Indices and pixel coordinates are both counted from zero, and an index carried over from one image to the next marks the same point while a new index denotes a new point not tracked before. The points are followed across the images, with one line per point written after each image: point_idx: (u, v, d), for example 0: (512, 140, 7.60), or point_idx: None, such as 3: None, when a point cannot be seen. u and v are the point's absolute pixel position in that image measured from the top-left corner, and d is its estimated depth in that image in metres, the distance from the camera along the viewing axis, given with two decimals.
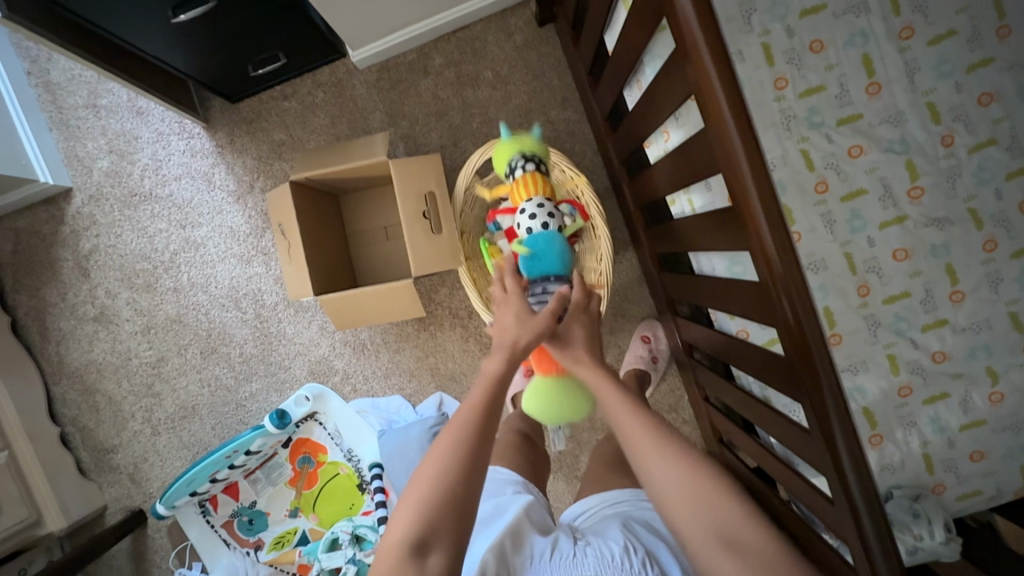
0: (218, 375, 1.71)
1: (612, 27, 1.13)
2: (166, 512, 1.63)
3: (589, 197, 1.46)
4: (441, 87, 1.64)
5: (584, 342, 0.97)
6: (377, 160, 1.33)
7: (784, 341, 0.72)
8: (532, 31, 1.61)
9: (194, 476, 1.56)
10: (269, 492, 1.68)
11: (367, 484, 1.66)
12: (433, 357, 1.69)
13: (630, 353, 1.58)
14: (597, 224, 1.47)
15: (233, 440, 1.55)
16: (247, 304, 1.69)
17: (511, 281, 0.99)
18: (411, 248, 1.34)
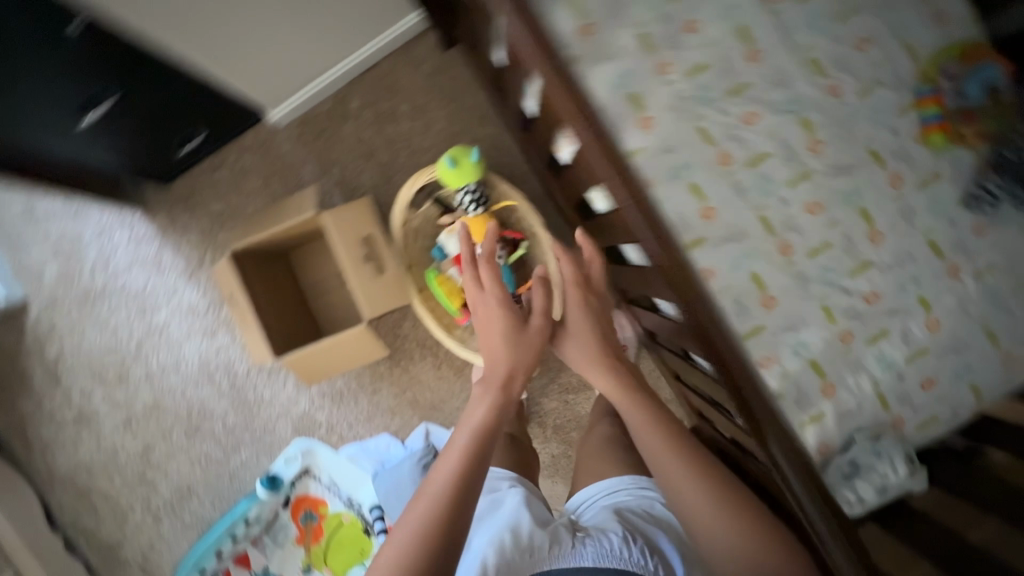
0: (207, 451, 1.72)
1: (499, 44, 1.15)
2: None
3: (525, 207, 1.48)
4: (364, 128, 1.66)
5: (593, 340, 0.97)
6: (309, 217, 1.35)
7: None
8: (440, 56, 1.64)
9: (199, 555, 1.61)
10: (279, 555, 1.67)
11: (372, 527, 1.65)
12: (411, 389, 1.71)
13: None
14: (538, 231, 1.49)
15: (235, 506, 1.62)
16: (220, 376, 1.71)
17: (485, 272, 0.92)
18: (360, 292, 1.37)
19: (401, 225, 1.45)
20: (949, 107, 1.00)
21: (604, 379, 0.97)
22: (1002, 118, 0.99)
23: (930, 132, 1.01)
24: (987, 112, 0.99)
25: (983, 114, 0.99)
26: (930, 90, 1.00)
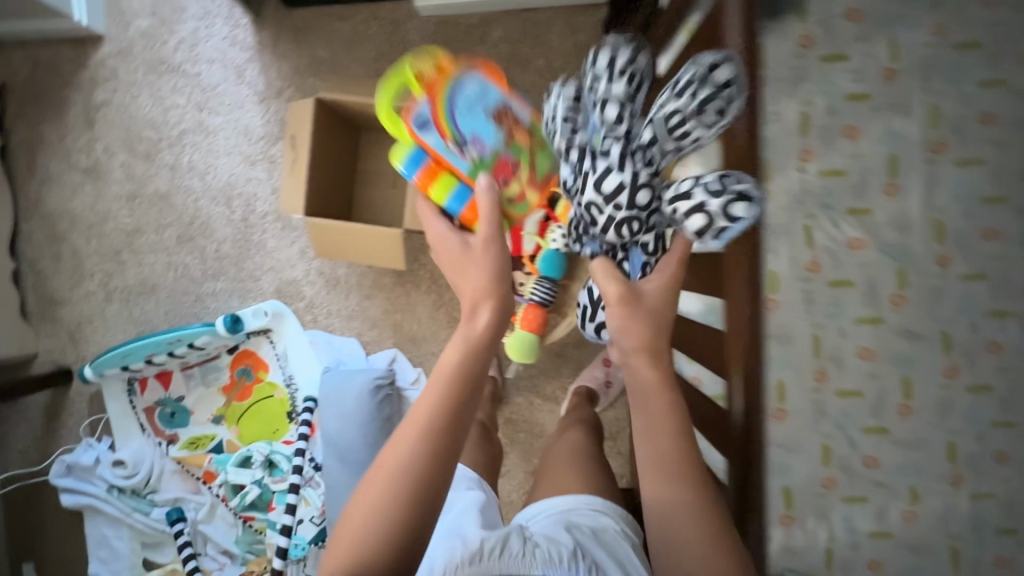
0: (187, 264, 1.70)
1: (670, 52, 1.12)
2: (91, 378, 1.59)
3: None
4: (494, 59, 1.61)
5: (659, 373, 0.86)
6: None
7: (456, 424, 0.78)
8: (599, 33, 1.59)
9: (132, 351, 1.53)
10: (199, 392, 1.69)
11: (296, 415, 1.67)
12: (400, 314, 1.68)
13: (587, 372, 1.62)
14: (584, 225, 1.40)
15: (175, 332, 1.50)
16: (237, 204, 1.68)
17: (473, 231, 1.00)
18: (413, 201, 1.33)
19: None
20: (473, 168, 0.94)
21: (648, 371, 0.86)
22: (519, 144, 0.98)
23: (463, 218, 0.96)
24: (497, 150, 0.95)
25: (492, 146, 0.94)
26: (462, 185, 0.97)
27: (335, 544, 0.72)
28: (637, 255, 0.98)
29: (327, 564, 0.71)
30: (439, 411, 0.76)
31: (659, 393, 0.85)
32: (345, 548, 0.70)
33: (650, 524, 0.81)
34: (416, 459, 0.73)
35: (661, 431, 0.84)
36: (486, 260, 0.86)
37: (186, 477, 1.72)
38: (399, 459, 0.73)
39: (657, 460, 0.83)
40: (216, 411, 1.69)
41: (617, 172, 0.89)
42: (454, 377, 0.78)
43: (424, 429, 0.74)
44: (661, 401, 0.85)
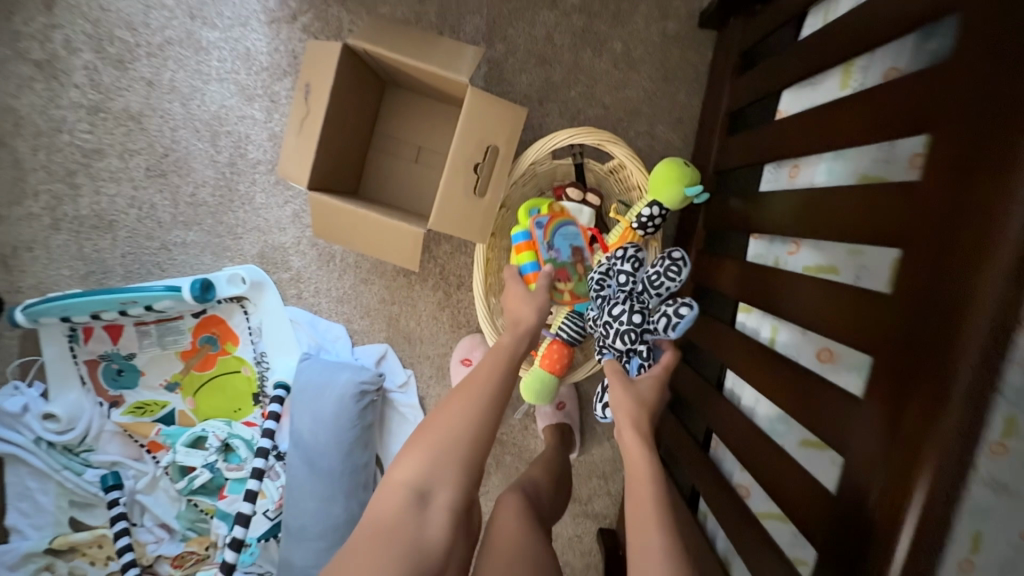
0: (155, 204, 1.43)
1: (803, 90, 0.90)
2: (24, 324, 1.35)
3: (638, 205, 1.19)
4: (561, 31, 1.35)
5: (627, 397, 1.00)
6: (469, 90, 1.08)
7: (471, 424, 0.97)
8: (688, 27, 1.34)
9: (74, 304, 1.29)
10: (153, 354, 1.47)
11: (264, 398, 1.49)
12: (398, 307, 1.47)
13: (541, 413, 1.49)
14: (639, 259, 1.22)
15: (130, 292, 1.27)
16: (225, 143, 1.40)
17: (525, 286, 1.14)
18: (441, 197, 1.10)
19: (525, 160, 1.20)
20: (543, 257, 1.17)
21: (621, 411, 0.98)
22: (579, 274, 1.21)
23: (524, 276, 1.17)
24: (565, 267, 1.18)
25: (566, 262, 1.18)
26: (532, 260, 1.17)
27: (407, 455, 0.97)
28: (634, 358, 1.09)
29: (397, 473, 0.95)
30: (490, 378, 1.01)
31: (633, 447, 0.93)
32: (418, 455, 0.95)
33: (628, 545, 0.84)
34: (469, 410, 0.97)
35: (642, 497, 0.86)
36: (530, 302, 1.10)
37: (128, 442, 1.52)
38: (457, 410, 0.98)
39: (638, 519, 0.85)
40: (169, 378, 1.48)
41: (619, 314, 1.06)
42: (505, 361, 1.04)
43: (456, 414, 0.97)
44: (642, 465, 0.90)
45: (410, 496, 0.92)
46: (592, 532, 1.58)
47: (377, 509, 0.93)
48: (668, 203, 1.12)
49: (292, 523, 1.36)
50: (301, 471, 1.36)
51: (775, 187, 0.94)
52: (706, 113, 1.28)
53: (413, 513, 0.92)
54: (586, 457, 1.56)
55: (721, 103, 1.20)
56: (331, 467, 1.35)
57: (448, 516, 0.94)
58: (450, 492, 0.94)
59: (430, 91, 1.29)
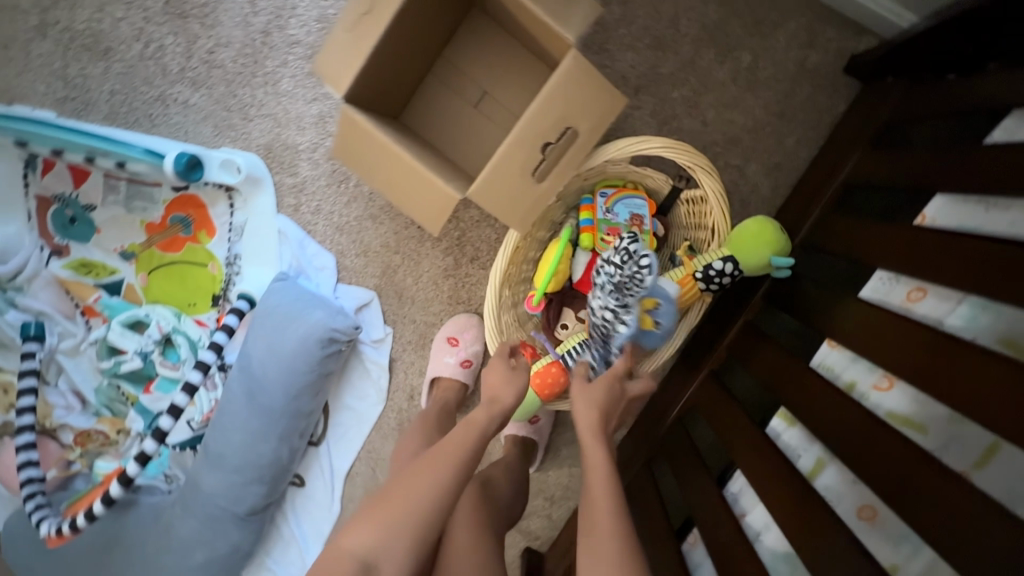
0: (164, 45, 1.21)
1: (965, 208, 0.74)
2: None
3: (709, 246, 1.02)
4: (688, 19, 1.14)
5: (594, 407, 0.88)
6: (569, 54, 0.88)
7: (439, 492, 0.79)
8: (830, 68, 1.14)
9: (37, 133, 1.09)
10: (116, 214, 1.29)
11: (223, 302, 1.32)
12: (399, 259, 1.31)
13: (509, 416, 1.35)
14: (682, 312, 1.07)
15: (114, 143, 1.12)
16: (265, 4, 1.18)
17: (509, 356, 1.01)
18: (492, 165, 0.92)
19: (600, 155, 1.02)
20: (599, 217, 1.08)
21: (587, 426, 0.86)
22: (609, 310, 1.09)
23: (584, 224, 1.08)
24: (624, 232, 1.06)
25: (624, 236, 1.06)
26: (587, 221, 1.08)
27: (360, 520, 0.78)
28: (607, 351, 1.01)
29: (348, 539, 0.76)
30: (467, 448, 0.85)
31: (593, 452, 0.82)
32: (372, 525, 0.76)
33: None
34: (440, 477, 0.81)
35: (603, 516, 0.74)
36: (511, 381, 0.96)
37: (60, 296, 1.34)
38: (428, 477, 0.81)
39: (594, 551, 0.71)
40: (127, 247, 1.31)
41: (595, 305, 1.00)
42: (480, 433, 0.88)
43: (426, 478, 0.80)
44: (601, 493, 0.77)
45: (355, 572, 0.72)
46: (518, 546, 1.49)
47: None
48: (750, 263, 0.96)
49: (207, 452, 1.27)
50: (236, 400, 1.25)
51: (883, 301, 0.80)
52: (814, 173, 1.10)
53: None
54: (539, 475, 1.45)
55: (839, 171, 1.02)
56: (266, 406, 1.23)
57: None
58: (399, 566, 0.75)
59: (521, 35, 1.08)
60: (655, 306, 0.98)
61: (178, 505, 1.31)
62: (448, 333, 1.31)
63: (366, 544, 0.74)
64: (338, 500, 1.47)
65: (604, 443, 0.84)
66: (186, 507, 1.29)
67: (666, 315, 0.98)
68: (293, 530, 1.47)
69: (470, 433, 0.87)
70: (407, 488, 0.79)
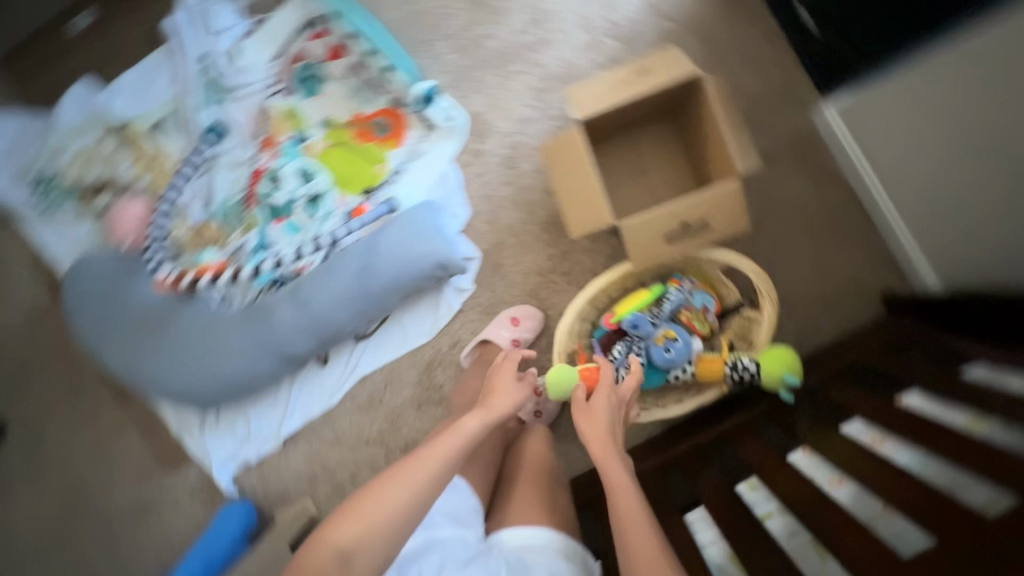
0: (452, 15, 1.61)
1: (930, 404, 1.08)
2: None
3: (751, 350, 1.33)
4: (798, 206, 1.55)
5: (603, 413, 1.12)
6: (733, 179, 1.23)
7: (420, 496, 1.00)
8: (873, 291, 1.54)
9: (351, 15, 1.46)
10: (338, 91, 1.60)
11: (371, 196, 1.59)
12: (512, 242, 1.62)
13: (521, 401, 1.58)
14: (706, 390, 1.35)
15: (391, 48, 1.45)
16: (537, 31, 1.58)
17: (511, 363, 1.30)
18: (648, 216, 1.25)
19: (709, 254, 1.37)
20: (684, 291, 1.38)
21: (591, 431, 1.09)
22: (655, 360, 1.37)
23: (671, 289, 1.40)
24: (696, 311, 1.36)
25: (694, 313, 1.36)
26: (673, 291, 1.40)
27: (345, 517, 0.96)
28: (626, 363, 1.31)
29: (335, 536, 0.93)
30: (451, 455, 1.06)
31: (605, 456, 1.05)
32: (356, 520, 0.94)
33: (620, 546, 0.92)
34: (425, 475, 1.02)
35: (627, 501, 0.97)
36: (512, 391, 1.21)
37: (254, 123, 1.64)
38: (412, 479, 1.01)
39: (630, 529, 0.93)
40: (329, 120, 1.61)
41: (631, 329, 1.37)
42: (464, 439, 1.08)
43: (408, 483, 1.00)
44: (619, 486, 1.00)
45: (337, 559, 0.90)
46: None
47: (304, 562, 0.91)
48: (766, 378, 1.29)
49: (279, 296, 1.51)
50: (329, 272, 1.49)
51: (854, 433, 1.11)
52: (832, 350, 1.45)
53: None
54: None
55: (854, 356, 1.37)
56: (351, 289, 1.47)
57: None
58: (370, 564, 0.92)
59: (693, 151, 1.48)
60: (674, 337, 1.30)
61: (218, 321, 1.54)
62: (514, 312, 1.58)
63: (351, 536, 0.93)
64: (340, 392, 1.69)
65: (614, 448, 1.07)
66: (229, 322, 1.53)
67: (680, 347, 1.29)
68: (289, 397, 1.70)
69: (457, 443, 1.09)
70: (394, 491, 0.99)
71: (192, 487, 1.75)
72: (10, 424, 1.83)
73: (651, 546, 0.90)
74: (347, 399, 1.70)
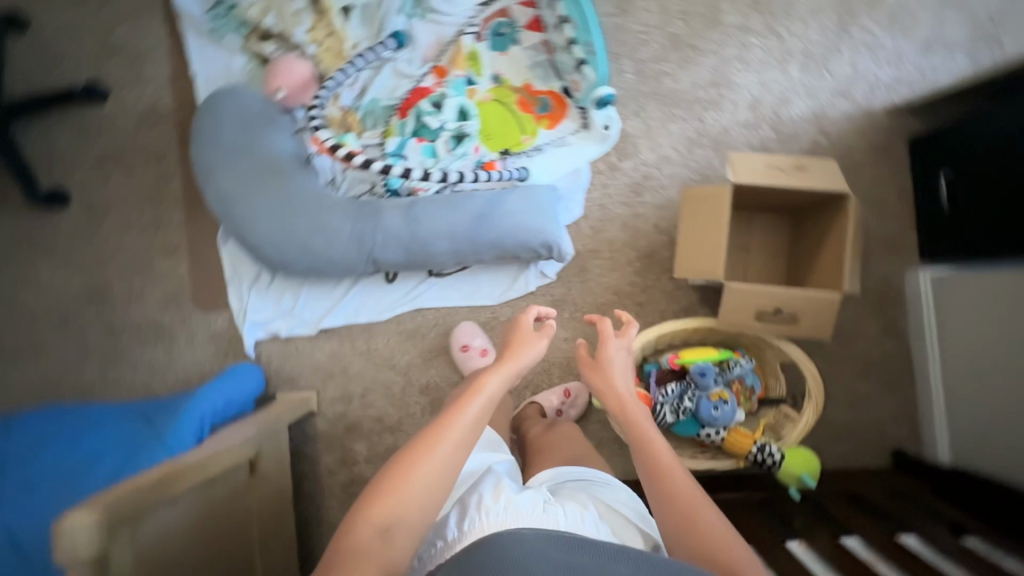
0: (648, 41, 1.72)
1: (927, 549, 1.19)
2: None
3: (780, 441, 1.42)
4: (857, 342, 1.69)
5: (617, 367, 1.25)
6: (838, 292, 1.35)
7: (446, 473, 1.09)
8: (886, 442, 1.67)
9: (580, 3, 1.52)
10: (523, 59, 1.71)
11: (507, 158, 1.68)
12: (605, 255, 1.72)
13: (547, 392, 1.69)
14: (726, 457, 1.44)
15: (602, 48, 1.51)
16: (712, 91, 1.70)
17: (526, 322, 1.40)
18: (754, 289, 1.35)
19: (777, 345, 1.48)
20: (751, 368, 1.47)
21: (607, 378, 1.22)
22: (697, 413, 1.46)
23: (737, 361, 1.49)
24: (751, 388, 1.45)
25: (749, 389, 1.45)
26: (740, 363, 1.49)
27: (378, 497, 1.04)
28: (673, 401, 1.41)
29: (377, 511, 1.02)
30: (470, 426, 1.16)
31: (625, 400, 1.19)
32: (389, 498, 1.03)
33: (645, 464, 1.06)
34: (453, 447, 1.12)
35: (645, 434, 1.11)
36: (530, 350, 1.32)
37: (435, 46, 1.73)
38: (440, 454, 1.10)
39: (653, 455, 1.07)
40: (503, 77, 1.71)
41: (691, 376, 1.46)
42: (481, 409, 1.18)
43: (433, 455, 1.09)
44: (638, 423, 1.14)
45: (379, 532, 0.99)
46: None
47: (354, 536, 0.99)
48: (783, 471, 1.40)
49: (393, 203, 1.56)
50: (448, 205, 1.54)
51: (852, 545, 1.21)
52: (834, 474, 1.58)
53: (385, 545, 0.99)
54: None
55: (857, 488, 1.49)
56: (462, 229, 1.53)
57: (411, 539, 1.02)
58: (411, 538, 1.02)
59: (799, 254, 1.60)
60: (726, 400, 1.39)
61: (324, 198, 1.57)
62: (488, 346, 1.68)
63: (388, 512, 1.02)
64: (392, 312, 1.75)
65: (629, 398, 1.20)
66: (336, 204, 1.56)
67: (726, 410, 1.38)
68: (344, 296, 1.73)
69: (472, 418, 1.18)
70: (424, 468, 1.08)
71: (213, 333, 1.78)
72: (74, 199, 1.85)
73: (671, 465, 1.04)
74: (394, 321, 1.76)
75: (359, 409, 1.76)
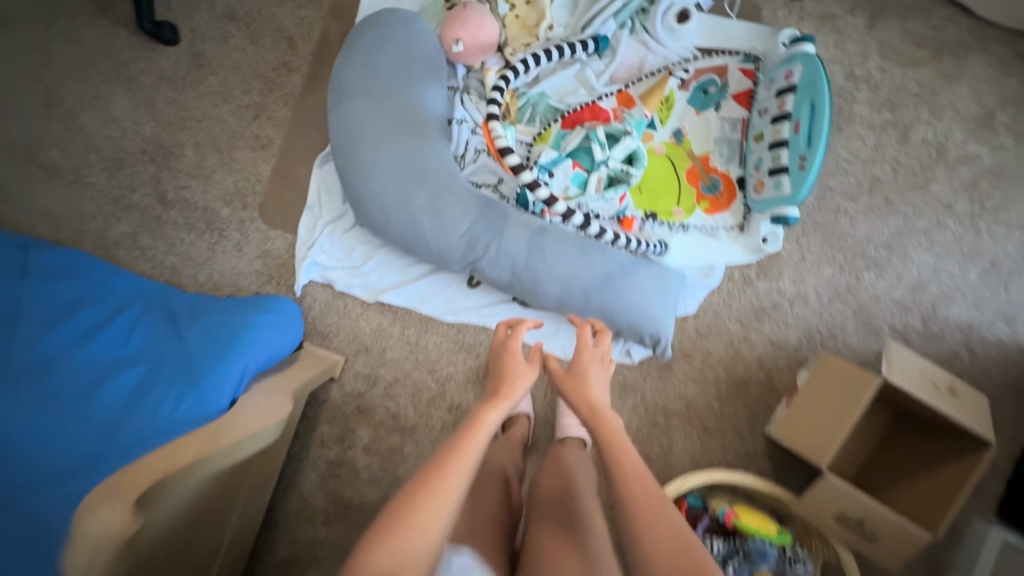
0: (842, 172, 1.56)
1: None
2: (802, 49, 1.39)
3: None
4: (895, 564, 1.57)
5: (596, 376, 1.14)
6: (934, 536, 1.21)
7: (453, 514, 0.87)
8: None
9: (821, 110, 1.31)
10: (714, 128, 1.51)
11: (648, 222, 1.51)
12: (694, 363, 1.59)
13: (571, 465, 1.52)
14: None
15: (817, 170, 1.31)
16: (881, 253, 1.55)
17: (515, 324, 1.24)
18: (849, 493, 1.23)
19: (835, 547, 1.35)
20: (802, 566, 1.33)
21: (587, 396, 1.09)
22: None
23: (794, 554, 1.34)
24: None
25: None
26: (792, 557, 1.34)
27: (376, 538, 0.81)
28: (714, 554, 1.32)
29: (373, 560, 0.79)
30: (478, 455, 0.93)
31: (603, 418, 1.05)
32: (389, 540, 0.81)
33: (615, 475, 0.93)
34: (456, 490, 0.88)
35: (620, 448, 0.98)
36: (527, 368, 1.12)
37: (630, 68, 1.54)
38: (441, 500, 0.86)
39: (627, 468, 0.94)
40: (686, 137, 1.52)
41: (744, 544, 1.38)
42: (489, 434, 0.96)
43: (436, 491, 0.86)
44: (615, 439, 1.00)
45: None
46: None
47: None
48: None
49: (521, 218, 1.39)
50: (577, 249, 1.37)
51: None
52: None
53: None
54: None
55: None
56: (581, 281, 1.36)
57: None
58: None
59: (890, 460, 1.47)
60: None
61: (450, 180, 1.40)
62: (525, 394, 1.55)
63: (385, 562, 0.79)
64: (457, 317, 1.58)
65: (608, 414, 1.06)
66: (461, 192, 1.40)
67: None
68: (418, 278, 1.57)
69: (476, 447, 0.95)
70: (427, 509, 0.84)
71: (266, 251, 1.60)
72: (185, 44, 1.64)
73: (639, 477, 0.92)
74: (454, 326, 1.60)
75: (380, 395, 1.62)
